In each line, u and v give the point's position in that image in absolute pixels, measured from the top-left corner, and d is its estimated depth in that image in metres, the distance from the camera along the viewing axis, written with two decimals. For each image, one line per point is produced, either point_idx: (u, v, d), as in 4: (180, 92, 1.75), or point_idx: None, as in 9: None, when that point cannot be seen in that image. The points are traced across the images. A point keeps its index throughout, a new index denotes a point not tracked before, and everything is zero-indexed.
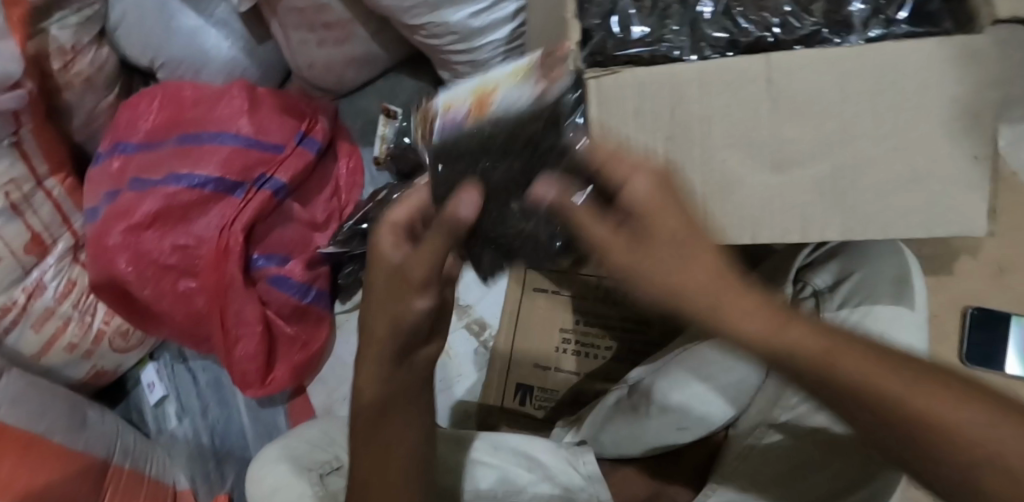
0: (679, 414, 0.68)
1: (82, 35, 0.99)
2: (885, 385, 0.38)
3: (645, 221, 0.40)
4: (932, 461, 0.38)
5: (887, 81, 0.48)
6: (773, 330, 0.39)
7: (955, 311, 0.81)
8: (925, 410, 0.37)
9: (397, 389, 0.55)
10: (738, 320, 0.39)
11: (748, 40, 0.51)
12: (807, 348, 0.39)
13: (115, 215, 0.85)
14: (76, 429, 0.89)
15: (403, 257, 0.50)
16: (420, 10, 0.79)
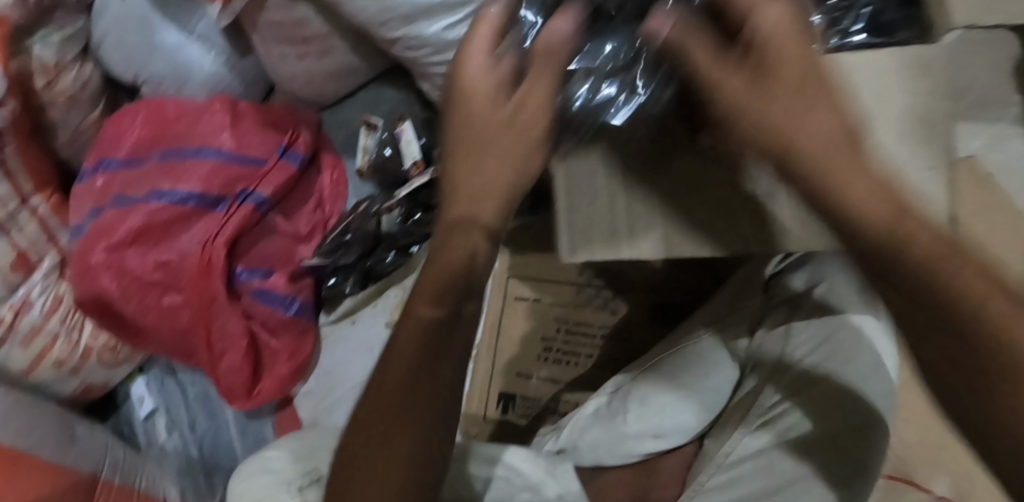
0: (657, 418, 0.71)
1: (65, 52, 1.00)
2: (957, 274, 0.34)
3: (771, 51, 0.37)
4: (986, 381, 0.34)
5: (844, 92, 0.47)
6: (872, 196, 0.36)
7: None
8: (986, 310, 0.34)
9: (453, 306, 0.47)
10: (833, 172, 0.36)
11: None
12: (892, 216, 0.35)
13: (97, 233, 0.87)
14: (65, 445, 0.90)
15: (511, 111, 0.42)
16: (395, 23, 0.80)
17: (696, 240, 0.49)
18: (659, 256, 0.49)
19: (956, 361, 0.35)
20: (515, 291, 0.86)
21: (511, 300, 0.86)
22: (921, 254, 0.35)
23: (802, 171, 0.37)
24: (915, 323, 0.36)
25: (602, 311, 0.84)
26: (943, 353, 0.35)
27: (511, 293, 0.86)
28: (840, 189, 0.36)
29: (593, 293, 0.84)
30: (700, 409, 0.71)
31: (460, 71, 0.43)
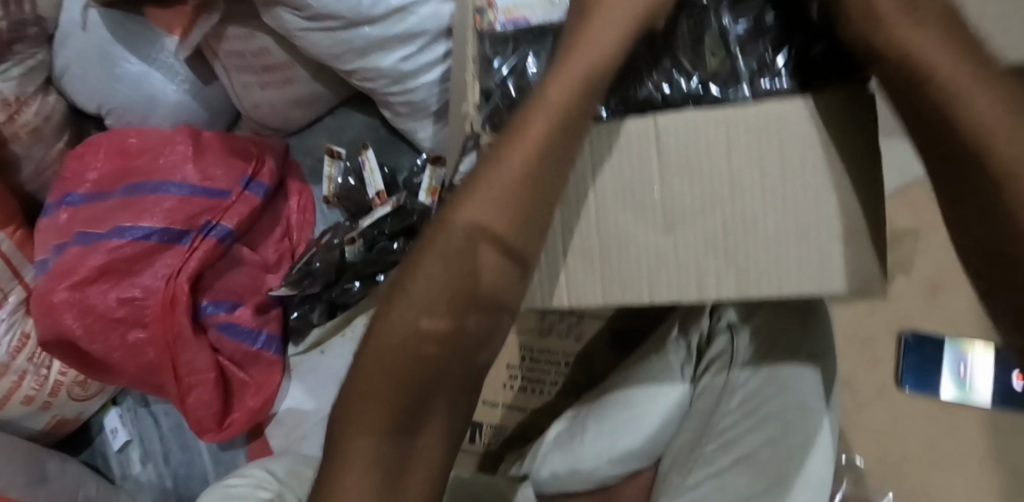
0: (609, 439, 0.69)
1: (26, 86, 0.99)
2: (991, 129, 0.42)
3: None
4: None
5: (774, 141, 0.47)
6: (938, 59, 0.44)
7: (892, 335, 0.91)
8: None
9: (455, 318, 0.48)
10: (916, 43, 0.45)
11: (639, 99, 0.54)
12: (956, 80, 0.43)
13: (59, 273, 0.86)
14: (35, 483, 0.90)
15: (548, 126, 0.47)
16: (350, 56, 0.79)
17: (630, 288, 0.49)
18: (598, 304, 0.50)
19: (980, 203, 0.42)
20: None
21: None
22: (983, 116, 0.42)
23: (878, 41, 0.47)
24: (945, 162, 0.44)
25: (566, 338, 0.84)
26: (976, 194, 0.42)
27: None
28: (906, 52, 0.45)
29: (556, 320, 0.84)
30: (654, 430, 0.68)
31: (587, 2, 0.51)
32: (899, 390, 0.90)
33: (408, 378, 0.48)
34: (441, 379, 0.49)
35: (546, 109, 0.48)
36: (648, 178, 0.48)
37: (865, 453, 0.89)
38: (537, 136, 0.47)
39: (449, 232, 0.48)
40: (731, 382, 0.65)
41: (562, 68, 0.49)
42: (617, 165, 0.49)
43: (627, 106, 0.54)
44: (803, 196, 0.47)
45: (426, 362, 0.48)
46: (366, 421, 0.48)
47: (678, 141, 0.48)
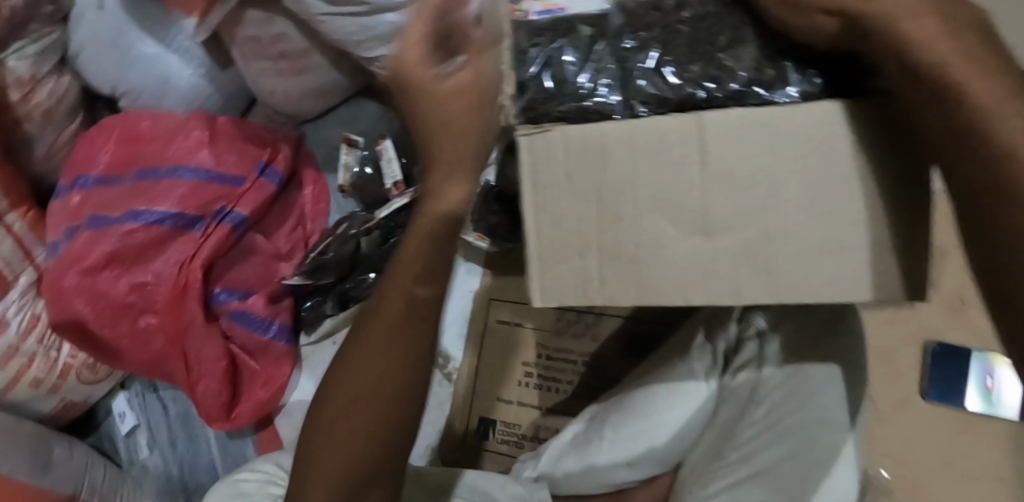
0: (626, 446, 0.67)
1: (40, 65, 0.98)
2: (1019, 150, 0.40)
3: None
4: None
5: (818, 146, 0.45)
6: (967, 65, 0.41)
7: (917, 346, 0.86)
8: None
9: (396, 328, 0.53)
10: (940, 51, 0.41)
11: (680, 98, 0.47)
12: (982, 98, 0.40)
13: (68, 258, 0.85)
14: (40, 468, 0.90)
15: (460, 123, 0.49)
16: (373, 42, 0.78)
17: (665, 294, 0.48)
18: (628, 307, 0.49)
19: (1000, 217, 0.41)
20: (499, 320, 0.87)
21: (497, 325, 0.86)
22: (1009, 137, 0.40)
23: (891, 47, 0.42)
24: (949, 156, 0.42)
25: (581, 337, 0.83)
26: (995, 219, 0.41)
27: (496, 317, 0.87)
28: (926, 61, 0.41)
29: (572, 319, 0.83)
30: (673, 439, 0.67)
31: (412, 82, 0.48)
32: (923, 400, 0.85)
33: (372, 431, 0.55)
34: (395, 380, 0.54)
35: (446, 197, 0.51)
36: (686, 181, 0.47)
37: (884, 467, 0.85)
38: (436, 217, 0.51)
39: (387, 304, 0.53)
40: (759, 389, 0.63)
41: (437, 142, 0.49)
42: (657, 164, 0.47)
43: (665, 108, 0.48)
44: (847, 202, 0.45)
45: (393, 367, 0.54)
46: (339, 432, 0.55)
47: (722, 141, 0.46)
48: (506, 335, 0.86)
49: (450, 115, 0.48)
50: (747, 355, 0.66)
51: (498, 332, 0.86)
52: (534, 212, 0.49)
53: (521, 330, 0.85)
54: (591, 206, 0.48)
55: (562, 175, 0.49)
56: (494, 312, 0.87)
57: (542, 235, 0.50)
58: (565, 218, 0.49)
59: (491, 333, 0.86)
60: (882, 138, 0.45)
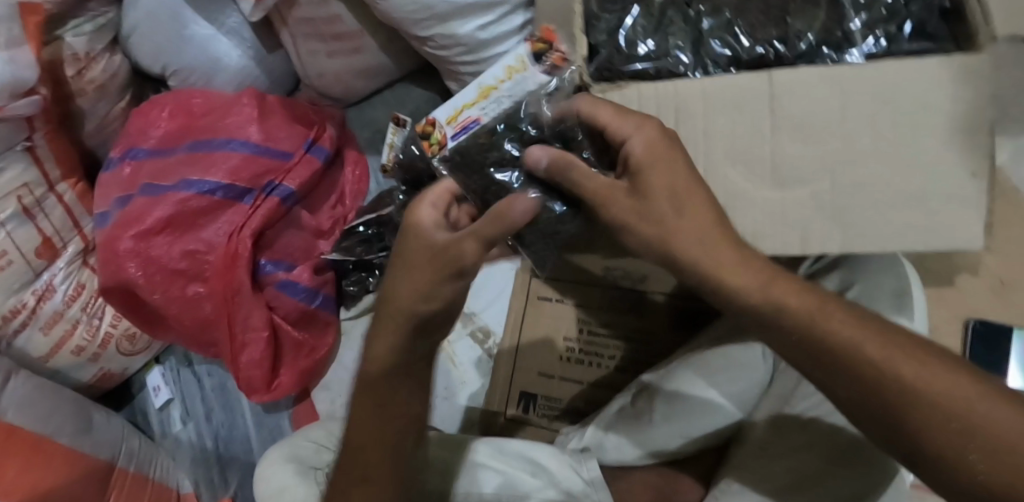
0: (685, 421, 0.71)
1: (96, 43, 1.01)
2: (846, 351, 0.46)
3: (649, 173, 0.53)
4: (920, 428, 0.44)
5: (889, 101, 0.54)
6: (752, 279, 0.50)
7: (958, 324, 0.80)
8: (925, 384, 0.44)
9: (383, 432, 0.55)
10: (742, 281, 0.50)
11: (751, 57, 0.58)
12: (793, 307, 0.48)
13: (126, 221, 0.87)
14: (83, 432, 0.91)
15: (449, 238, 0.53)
16: (430, 22, 0.80)
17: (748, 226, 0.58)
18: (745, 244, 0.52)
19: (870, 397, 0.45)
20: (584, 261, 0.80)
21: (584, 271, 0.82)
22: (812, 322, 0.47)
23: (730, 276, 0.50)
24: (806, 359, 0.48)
25: (626, 313, 0.85)
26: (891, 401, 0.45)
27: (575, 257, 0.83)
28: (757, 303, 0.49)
29: (617, 296, 0.85)
30: (729, 412, 0.70)
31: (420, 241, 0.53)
32: None
33: None
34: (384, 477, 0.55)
35: (414, 274, 0.52)
36: (760, 134, 0.56)
37: None
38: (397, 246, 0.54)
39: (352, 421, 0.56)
40: None
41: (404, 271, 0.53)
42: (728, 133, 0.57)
43: (739, 66, 0.58)
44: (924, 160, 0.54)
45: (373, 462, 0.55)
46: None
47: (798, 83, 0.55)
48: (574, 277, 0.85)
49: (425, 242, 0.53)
50: None
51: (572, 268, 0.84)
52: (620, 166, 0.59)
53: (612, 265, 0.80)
54: None
55: None
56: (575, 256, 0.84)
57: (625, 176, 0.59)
58: None
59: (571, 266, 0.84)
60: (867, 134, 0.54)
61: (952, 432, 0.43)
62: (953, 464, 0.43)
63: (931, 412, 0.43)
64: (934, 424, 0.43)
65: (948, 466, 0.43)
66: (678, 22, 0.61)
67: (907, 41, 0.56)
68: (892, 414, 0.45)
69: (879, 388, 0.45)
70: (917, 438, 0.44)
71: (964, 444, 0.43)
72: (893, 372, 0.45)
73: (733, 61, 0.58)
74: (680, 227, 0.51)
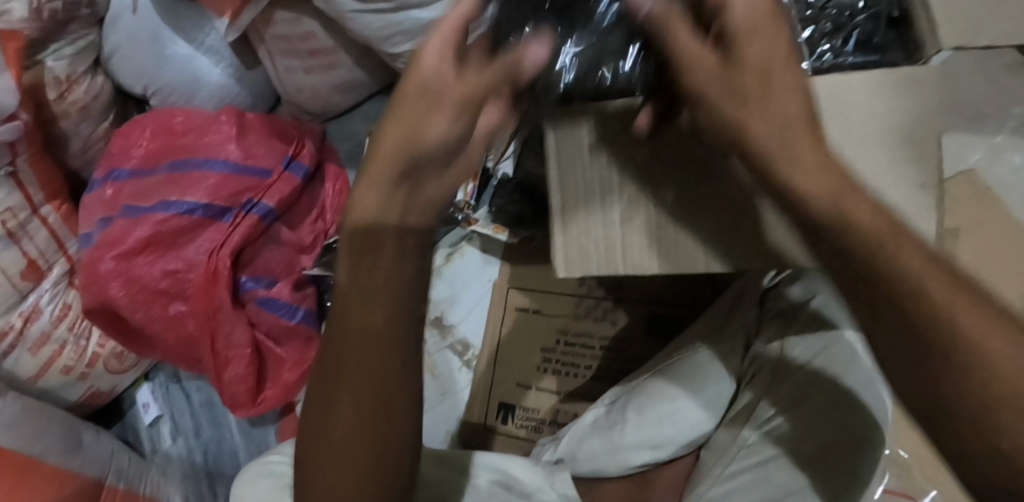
0: (654, 429, 0.72)
1: (76, 65, 1.02)
2: (904, 283, 0.38)
3: (745, 45, 0.39)
4: (950, 378, 0.38)
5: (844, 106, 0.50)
6: (841, 197, 0.39)
7: None
8: (977, 336, 0.37)
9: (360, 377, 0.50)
10: (811, 190, 0.39)
11: None
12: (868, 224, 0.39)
13: (106, 242, 0.88)
14: (71, 451, 0.92)
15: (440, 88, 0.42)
16: (399, 38, 0.82)
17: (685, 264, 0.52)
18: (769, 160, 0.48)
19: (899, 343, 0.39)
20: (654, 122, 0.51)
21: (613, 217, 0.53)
22: (874, 244, 0.38)
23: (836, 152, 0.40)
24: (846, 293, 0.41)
25: (602, 322, 0.85)
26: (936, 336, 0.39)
27: (562, 130, 0.53)
28: (837, 207, 0.39)
29: (592, 304, 0.85)
30: (697, 422, 0.72)
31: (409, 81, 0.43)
32: None
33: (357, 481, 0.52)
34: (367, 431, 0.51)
35: (376, 180, 0.43)
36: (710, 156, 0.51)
37: None
38: (392, 159, 0.43)
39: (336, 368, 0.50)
40: (781, 369, 0.70)
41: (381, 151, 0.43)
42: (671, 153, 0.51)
43: None
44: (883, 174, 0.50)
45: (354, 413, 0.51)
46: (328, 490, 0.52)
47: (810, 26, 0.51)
48: (609, 269, 0.53)
49: (433, 86, 0.42)
50: (771, 331, 0.73)
51: (587, 249, 0.53)
52: (560, 179, 0.54)
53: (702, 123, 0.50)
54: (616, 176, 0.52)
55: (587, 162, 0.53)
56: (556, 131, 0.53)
57: (568, 184, 0.54)
58: (595, 187, 0.53)
59: (575, 245, 0.53)
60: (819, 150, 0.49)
61: (977, 392, 0.37)
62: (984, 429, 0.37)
63: (972, 361, 0.37)
64: (964, 383, 0.37)
65: (971, 432, 0.38)
66: None
67: (853, 53, 0.54)
68: (921, 361, 0.38)
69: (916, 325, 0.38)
70: (943, 396, 0.38)
71: (988, 406, 0.37)
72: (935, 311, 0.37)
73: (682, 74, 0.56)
74: (758, 112, 0.39)
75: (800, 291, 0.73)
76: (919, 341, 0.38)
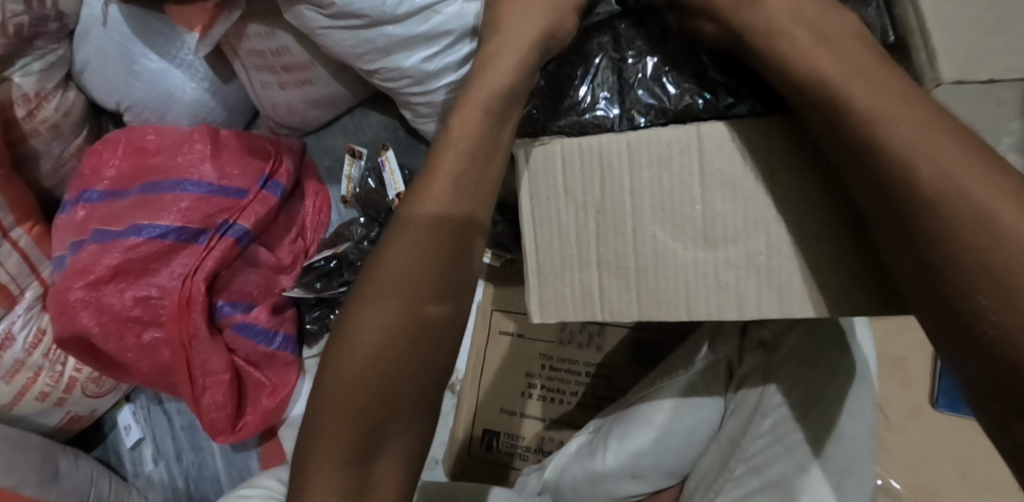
0: (634, 459, 0.71)
1: (46, 81, 0.98)
2: (917, 175, 0.41)
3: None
4: (951, 273, 0.40)
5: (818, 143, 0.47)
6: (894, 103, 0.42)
7: None
8: (993, 222, 0.39)
9: (397, 319, 0.49)
10: (873, 100, 0.43)
11: (674, 110, 0.51)
12: (896, 132, 0.42)
13: (75, 271, 0.85)
14: (47, 482, 0.89)
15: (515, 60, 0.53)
16: (372, 56, 0.79)
17: (667, 306, 0.49)
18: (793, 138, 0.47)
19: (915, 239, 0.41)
20: (642, 146, 0.48)
21: (588, 259, 0.51)
22: (904, 137, 0.41)
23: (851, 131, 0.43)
24: (870, 185, 0.43)
25: (585, 348, 0.83)
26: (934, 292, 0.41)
27: (535, 167, 0.51)
28: (866, 108, 0.43)
29: (577, 329, 0.83)
30: (679, 452, 0.70)
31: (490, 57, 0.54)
32: (932, 410, 0.85)
33: (369, 432, 0.48)
34: (407, 371, 0.49)
35: (470, 110, 0.53)
36: (687, 192, 0.48)
37: (896, 477, 0.85)
38: (465, 146, 0.52)
39: (366, 304, 0.50)
40: (764, 405, 0.65)
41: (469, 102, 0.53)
42: (654, 177, 0.48)
43: (665, 117, 0.52)
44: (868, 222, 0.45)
45: (389, 351, 0.49)
46: (332, 445, 0.48)
47: (821, 31, 0.46)
48: (586, 314, 0.51)
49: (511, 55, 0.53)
50: (751, 363, 0.70)
51: (564, 295, 0.52)
52: (532, 223, 0.52)
53: (698, 143, 0.47)
54: (590, 217, 0.50)
55: (557, 205, 0.51)
56: (530, 159, 0.52)
57: (540, 226, 0.52)
58: (566, 230, 0.51)
59: (549, 289, 0.52)
60: (807, 190, 0.47)
61: (986, 287, 0.39)
62: (986, 325, 0.39)
63: (992, 259, 0.39)
64: (965, 276, 0.39)
65: (991, 328, 0.39)
66: (605, 69, 0.54)
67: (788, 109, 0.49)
68: (932, 256, 0.40)
69: (937, 210, 0.40)
70: (955, 290, 0.40)
71: (993, 298, 0.38)
72: (954, 197, 0.40)
73: (675, 110, 0.51)
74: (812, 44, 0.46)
75: (781, 323, 0.68)
76: (927, 228, 0.40)
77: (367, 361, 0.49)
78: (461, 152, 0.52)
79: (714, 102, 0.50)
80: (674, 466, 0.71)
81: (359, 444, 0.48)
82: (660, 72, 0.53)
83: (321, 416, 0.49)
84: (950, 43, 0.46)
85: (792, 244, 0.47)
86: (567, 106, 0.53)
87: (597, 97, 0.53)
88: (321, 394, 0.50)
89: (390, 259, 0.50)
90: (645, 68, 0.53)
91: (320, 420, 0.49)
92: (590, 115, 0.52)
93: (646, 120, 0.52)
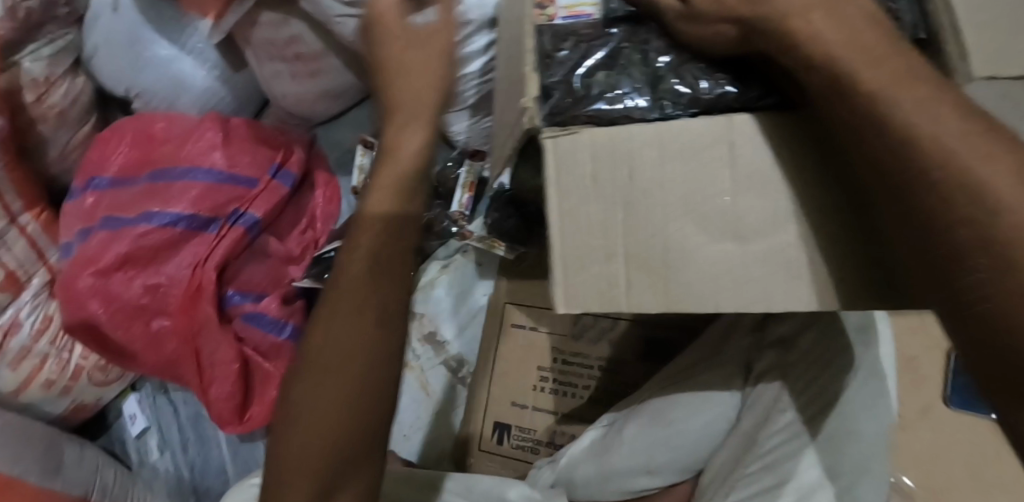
0: (647, 454, 0.71)
1: (55, 66, 0.97)
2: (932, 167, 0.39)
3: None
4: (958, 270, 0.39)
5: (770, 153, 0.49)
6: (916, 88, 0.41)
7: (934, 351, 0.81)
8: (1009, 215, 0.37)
9: (356, 338, 0.54)
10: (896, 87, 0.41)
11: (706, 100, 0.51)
12: (918, 120, 0.40)
13: (83, 259, 0.84)
14: (53, 471, 0.89)
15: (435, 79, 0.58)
16: None
17: (690, 300, 0.48)
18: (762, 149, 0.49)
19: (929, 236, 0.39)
20: (671, 138, 0.48)
21: (615, 252, 0.50)
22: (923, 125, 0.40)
23: (869, 126, 0.41)
24: (881, 176, 0.41)
25: (599, 343, 0.83)
26: (943, 290, 0.40)
27: (562, 156, 0.50)
28: (886, 95, 0.41)
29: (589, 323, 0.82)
30: (694, 447, 0.71)
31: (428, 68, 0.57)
32: (944, 408, 0.86)
33: (336, 435, 0.54)
34: (364, 380, 0.54)
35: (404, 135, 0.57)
36: (715, 185, 0.48)
37: (910, 475, 0.85)
38: (398, 173, 0.56)
39: (324, 324, 0.55)
40: (780, 402, 0.65)
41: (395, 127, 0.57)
42: (678, 172, 0.48)
43: (698, 108, 0.51)
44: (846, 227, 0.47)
45: (349, 366, 0.54)
46: (305, 450, 0.54)
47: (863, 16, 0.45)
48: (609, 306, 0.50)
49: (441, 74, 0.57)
50: (765, 362, 0.70)
51: (587, 289, 0.50)
52: (559, 217, 0.50)
53: (730, 138, 0.48)
54: (617, 210, 0.50)
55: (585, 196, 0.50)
56: (557, 149, 0.50)
57: (570, 215, 0.50)
58: (591, 222, 0.50)
59: (573, 284, 0.51)
60: (822, 189, 0.47)
61: (989, 286, 0.38)
62: (991, 324, 0.38)
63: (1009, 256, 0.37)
64: (971, 273, 0.38)
65: (995, 327, 0.38)
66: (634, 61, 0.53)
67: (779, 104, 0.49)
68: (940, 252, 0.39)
69: (956, 203, 0.38)
70: (961, 288, 0.39)
71: (997, 298, 0.37)
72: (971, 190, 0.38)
73: (707, 100, 0.51)
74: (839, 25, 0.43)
75: (800, 320, 0.69)
76: (938, 222, 0.39)
77: (327, 375, 0.54)
78: (397, 178, 0.56)
79: (742, 94, 0.50)
80: (689, 462, 0.72)
81: (327, 449, 0.54)
82: (690, 64, 0.52)
83: (291, 425, 0.55)
84: (981, 37, 0.46)
85: (817, 241, 0.47)
86: (595, 94, 0.52)
87: (628, 86, 0.52)
88: (291, 405, 0.55)
89: (340, 286, 0.55)
90: (673, 61, 0.53)
91: (293, 431, 0.54)
92: (619, 105, 0.51)
93: (676, 109, 0.51)
